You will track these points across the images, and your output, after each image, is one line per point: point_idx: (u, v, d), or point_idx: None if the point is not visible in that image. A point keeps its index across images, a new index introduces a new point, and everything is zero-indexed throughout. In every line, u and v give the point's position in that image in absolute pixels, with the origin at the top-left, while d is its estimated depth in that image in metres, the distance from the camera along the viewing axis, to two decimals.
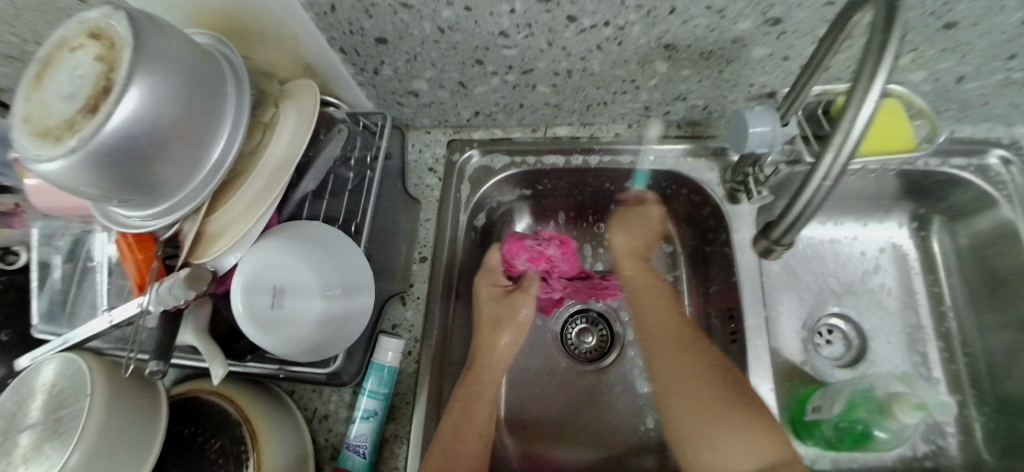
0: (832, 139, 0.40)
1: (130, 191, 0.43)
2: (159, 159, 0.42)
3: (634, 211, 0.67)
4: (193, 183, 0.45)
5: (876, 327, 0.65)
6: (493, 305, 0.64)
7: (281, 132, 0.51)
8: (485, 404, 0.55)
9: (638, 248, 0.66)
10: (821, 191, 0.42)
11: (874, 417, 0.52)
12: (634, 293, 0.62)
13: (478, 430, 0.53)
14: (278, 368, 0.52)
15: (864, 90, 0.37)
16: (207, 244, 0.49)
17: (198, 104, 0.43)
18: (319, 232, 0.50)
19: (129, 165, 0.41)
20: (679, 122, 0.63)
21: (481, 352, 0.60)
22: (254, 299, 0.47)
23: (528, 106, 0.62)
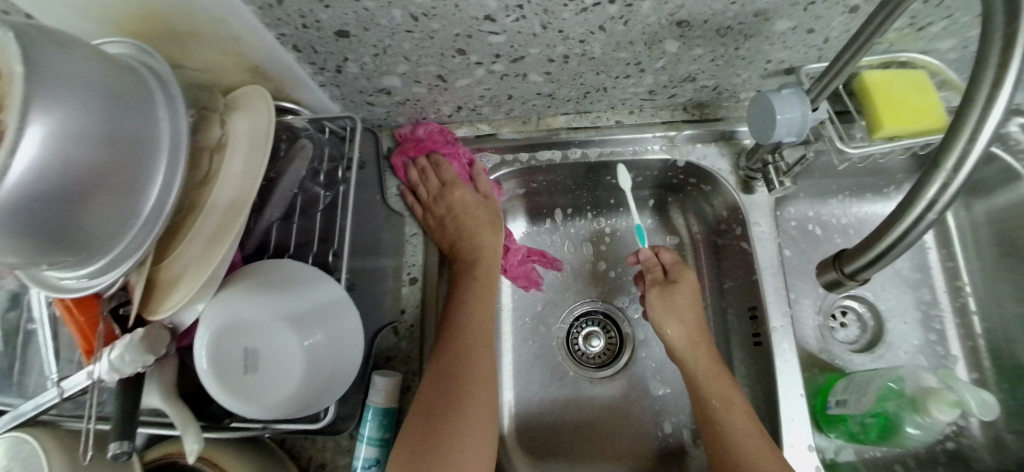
0: (941, 163, 0.33)
1: (52, 250, 0.36)
2: (83, 206, 0.35)
3: (676, 286, 0.56)
4: (131, 229, 0.38)
5: (892, 308, 0.63)
6: (459, 210, 0.57)
7: (232, 158, 0.43)
8: (481, 303, 0.53)
9: (699, 335, 0.53)
10: (923, 225, 0.35)
11: (903, 410, 0.50)
12: (700, 396, 0.50)
13: (480, 330, 0.51)
14: (261, 428, 0.45)
15: (986, 103, 0.31)
16: (159, 299, 0.42)
17: (123, 133, 0.36)
18: (291, 274, 0.43)
19: (47, 219, 0.34)
20: (685, 103, 0.57)
21: (465, 268, 0.56)
22: (225, 364, 0.40)
23: (518, 97, 0.55)
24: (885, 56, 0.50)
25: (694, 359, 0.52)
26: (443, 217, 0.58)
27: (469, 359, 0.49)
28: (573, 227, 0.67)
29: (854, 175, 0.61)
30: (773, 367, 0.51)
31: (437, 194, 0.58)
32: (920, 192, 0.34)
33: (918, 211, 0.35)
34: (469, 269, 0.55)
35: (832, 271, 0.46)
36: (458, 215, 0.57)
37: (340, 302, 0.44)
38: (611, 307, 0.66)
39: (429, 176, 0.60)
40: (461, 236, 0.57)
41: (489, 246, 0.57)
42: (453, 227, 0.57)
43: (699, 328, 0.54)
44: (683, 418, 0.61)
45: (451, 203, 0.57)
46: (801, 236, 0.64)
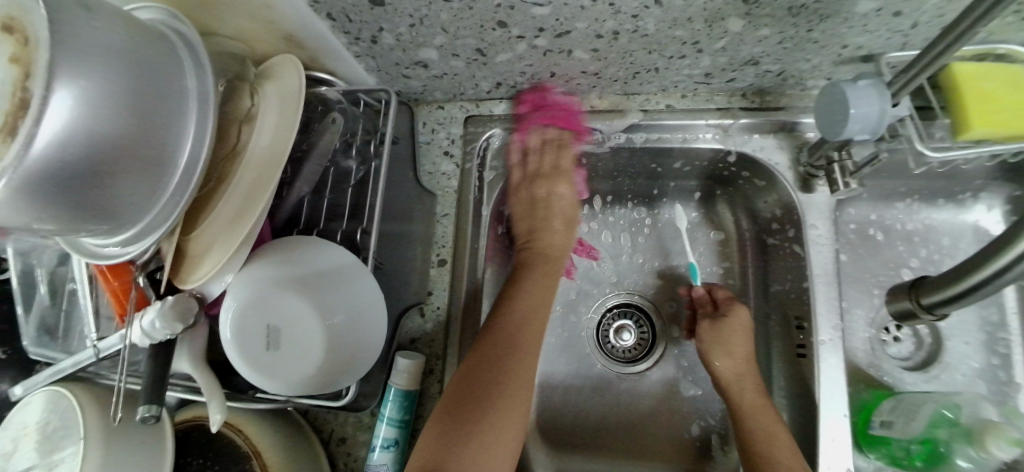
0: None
1: (89, 217, 0.37)
2: (113, 176, 0.35)
3: (728, 319, 0.54)
4: (164, 196, 0.39)
5: (953, 326, 0.60)
6: (552, 198, 0.57)
7: (260, 131, 0.42)
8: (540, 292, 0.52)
9: (748, 369, 0.51)
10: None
11: (956, 441, 0.48)
12: (747, 430, 0.47)
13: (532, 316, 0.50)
14: (285, 400, 0.45)
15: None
16: (189, 267, 0.43)
17: (149, 102, 0.36)
18: (313, 248, 0.42)
19: (74, 189, 0.34)
20: (744, 89, 0.52)
21: (533, 259, 0.55)
22: (248, 339, 0.40)
23: (561, 75, 0.51)
24: (982, 47, 0.45)
25: (740, 393, 0.50)
26: (536, 197, 0.57)
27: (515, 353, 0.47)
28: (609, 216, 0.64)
29: (927, 179, 0.56)
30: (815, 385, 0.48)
31: (542, 171, 0.56)
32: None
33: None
34: (541, 267, 0.54)
35: (906, 301, 0.45)
36: (547, 207, 0.56)
37: (366, 282, 0.43)
38: (646, 302, 0.63)
39: (549, 148, 0.56)
40: (541, 230, 0.56)
41: (562, 247, 0.56)
42: (543, 215, 0.56)
43: (745, 353, 0.53)
44: (711, 421, 0.58)
45: (550, 190, 0.56)
46: (860, 241, 0.59)
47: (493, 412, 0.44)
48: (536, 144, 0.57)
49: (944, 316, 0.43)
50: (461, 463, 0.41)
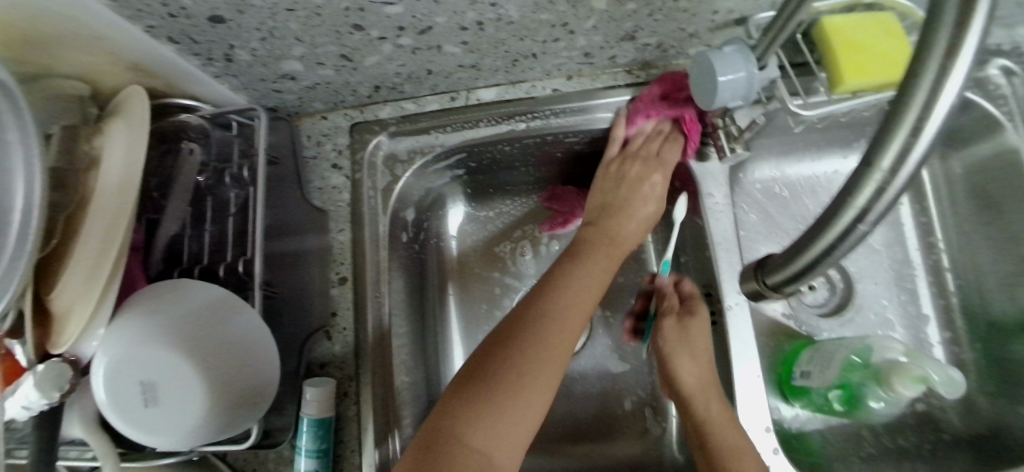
0: (877, 162, 0.26)
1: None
2: None
3: (694, 319, 0.50)
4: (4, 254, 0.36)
5: (862, 269, 0.63)
6: (639, 185, 0.51)
7: (111, 152, 0.40)
8: (581, 287, 0.45)
9: (708, 373, 0.47)
10: (854, 236, 0.30)
11: (868, 383, 0.50)
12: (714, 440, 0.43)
13: (570, 313, 0.43)
14: (188, 451, 0.43)
15: (935, 81, 0.24)
16: (55, 330, 0.39)
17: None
18: (183, 290, 0.40)
19: None
20: (629, 64, 0.51)
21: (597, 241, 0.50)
22: (123, 395, 0.37)
23: (438, 71, 0.49)
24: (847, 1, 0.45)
25: (705, 402, 0.45)
26: (623, 173, 0.52)
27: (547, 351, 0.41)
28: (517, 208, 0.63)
29: (819, 132, 0.57)
30: (728, 349, 0.49)
31: (642, 155, 0.52)
32: (849, 200, 0.28)
33: (848, 220, 0.29)
34: (605, 249, 0.49)
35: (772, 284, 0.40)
36: (630, 188, 0.52)
37: (252, 324, 0.41)
38: None
39: (652, 141, 0.52)
40: (612, 209, 0.52)
41: (631, 237, 0.52)
42: (617, 196, 0.52)
43: (703, 345, 0.48)
44: (643, 395, 0.59)
45: (633, 173, 0.52)
46: (768, 200, 0.60)
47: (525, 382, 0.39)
48: (647, 132, 0.53)
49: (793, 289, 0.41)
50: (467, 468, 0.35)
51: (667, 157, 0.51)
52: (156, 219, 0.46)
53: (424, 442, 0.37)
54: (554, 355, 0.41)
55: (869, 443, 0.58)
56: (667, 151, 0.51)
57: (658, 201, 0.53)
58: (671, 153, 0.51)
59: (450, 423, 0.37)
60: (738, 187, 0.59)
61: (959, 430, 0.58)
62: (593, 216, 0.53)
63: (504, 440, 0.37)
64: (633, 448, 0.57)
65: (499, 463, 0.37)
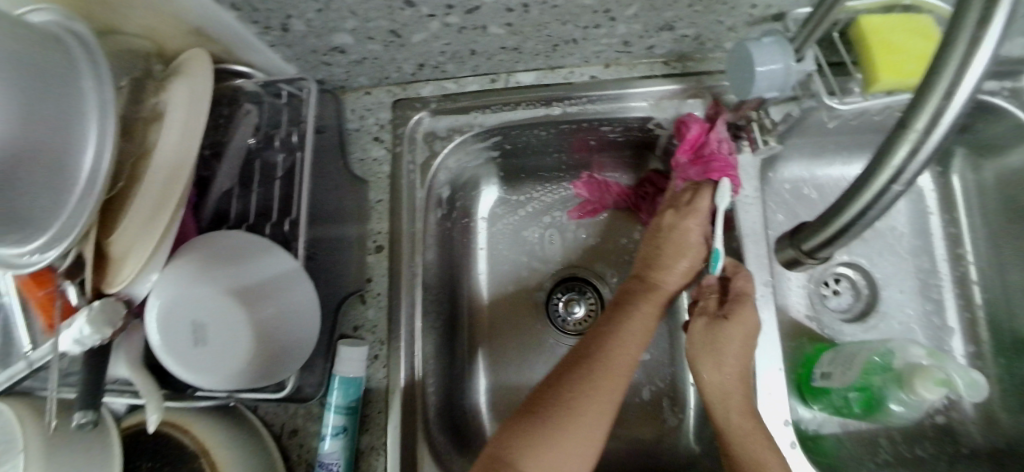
0: (911, 124, 0.28)
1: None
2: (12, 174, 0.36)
3: (727, 323, 0.47)
4: (73, 196, 0.39)
5: (887, 275, 0.63)
6: (682, 237, 0.52)
7: (167, 129, 0.42)
8: (633, 327, 0.49)
9: (740, 387, 0.46)
10: (889, 197, 0.32)
11: (888, 387, 0.50)
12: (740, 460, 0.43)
13: (619, 351, 0.47)
14: (225, 396, 0.46)
15: (962, 67, 0.25)
16: (110, 272, 0.42)
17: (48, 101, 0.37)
18: (233, 243, 0.43)
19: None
20: (666, 55, 0.53)
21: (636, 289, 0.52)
22: (174, 337, 0.40)
23: (481, 52, 0.51)
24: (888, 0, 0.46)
25: (726, 410, 0.45)
26: (660, 226, 0.54)
27: (592, 382, 0.44)
28: (546, 194, 0.64)
29: (853, 134, 0.57)
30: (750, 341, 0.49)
31: (677, 205, 0.54)
32: (884, 160, 0.30)
33: (884, 179, 0.31)
34: (647, 299, 0.51)
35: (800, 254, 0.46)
36: (670, 238, 0.52)
37: (288, 277, 0.44)
38: (593, 273, 0.62)
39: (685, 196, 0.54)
40: (653, 260, 0.53)
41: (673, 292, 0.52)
42: (660, 244, 0.53)
43: (738, 350, 0.47)
44: (661, 385, 0.60)
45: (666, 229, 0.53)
46: (797, 200, 0.60)
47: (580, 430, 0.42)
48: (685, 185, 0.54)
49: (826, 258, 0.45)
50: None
51: (698, 204, 0.52)
52: (208, 177, 0.49)
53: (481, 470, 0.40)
54: (601, 386, 0.44)
55: (885, 450, 0.58)
56: (698, 200, 0.52)
57: (703, 255, 0.52)
58: (702, 204, 0.52)
59: (506, 451, 0.41)
60: (766, 185, 0.60)
61: (978, 443, 0.57)
62: (638, 268, 0.54)
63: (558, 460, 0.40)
64: (647, 435, 0.58)
65: None
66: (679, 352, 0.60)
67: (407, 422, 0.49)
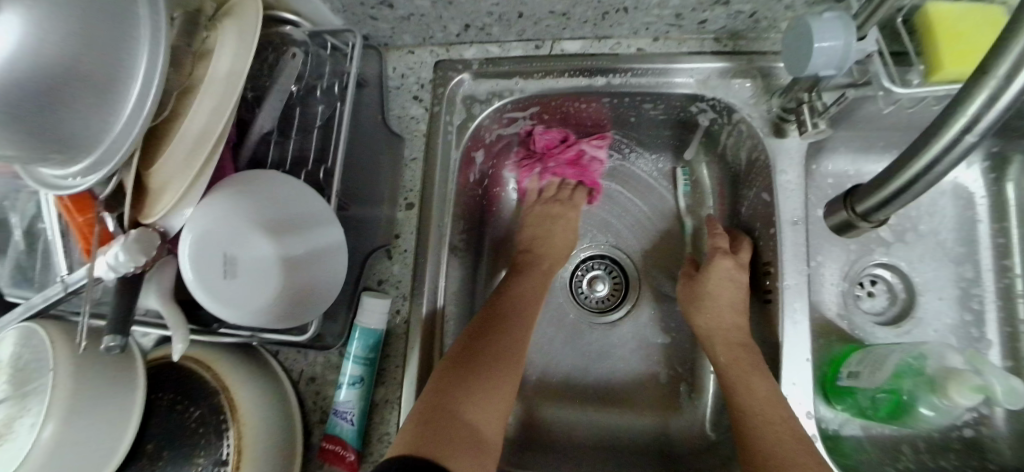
0: (989, 72, 0.29)
1: (54, 135, 0.38)
2: (60, 99, 0.36)
3: (705, 276, 0.54)
4: (118, 124, 0.39)
5: (927, 281, 0.60)
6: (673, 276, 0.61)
7: (218, 58, 0.42)
8: (530, 287, 0.55)
9: (729, 318, 0.51)
10: (960, 148, 0.32)
11: (919, 390, 0.48)
12: (726, 384, 0.48)
13: (524, 307, 0.53)
14: (250, 334, 0.47)
15: None
16: (148, 203, 0.43)
17: (101, 35, 0.37)
18: (274, 185, 0.42)
19: (34, 113, 0.36)
20: (718, 32, 0.51)
21: (535, 264, 0.58)
22: (204, 266, 0.39)
23: (529, 15, 0.50)
24: None
25: (714, 347, 0.51)
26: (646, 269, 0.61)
27: (506, 332, 0.50)
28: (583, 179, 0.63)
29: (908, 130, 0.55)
30: (779, 329, 0.48)
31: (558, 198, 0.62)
32: (962, 108, 0.31)
33: (956, 131, 0.31)
34: (538, 269, 0.57)
35: (842, 215, 0.51)
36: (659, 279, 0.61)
37: (324, 226, 0.43)
38: (621, 253, 0.62)
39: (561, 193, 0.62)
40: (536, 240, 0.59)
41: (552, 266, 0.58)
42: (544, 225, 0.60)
43: (727, 295, 0.52)
44: (680, 371, 0.58)
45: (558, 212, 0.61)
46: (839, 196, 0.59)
47: (496, 378, 0.47)
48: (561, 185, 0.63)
49: (878, 223, 0.48)
50: (455, 413, 0.43)
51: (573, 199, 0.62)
52: (249, 120, 0.49)
53: (423, 417, 0.42)
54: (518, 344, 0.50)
55: (906, 458, 0.56)
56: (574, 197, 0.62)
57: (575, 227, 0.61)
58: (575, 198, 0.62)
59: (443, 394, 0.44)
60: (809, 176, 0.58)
61: (1006, 461, 0.55)
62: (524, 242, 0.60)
63: (486, 407, 0.45)
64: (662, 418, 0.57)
65: (481, 428, 0.44)
66: None
67: (424, 378, 0.49)
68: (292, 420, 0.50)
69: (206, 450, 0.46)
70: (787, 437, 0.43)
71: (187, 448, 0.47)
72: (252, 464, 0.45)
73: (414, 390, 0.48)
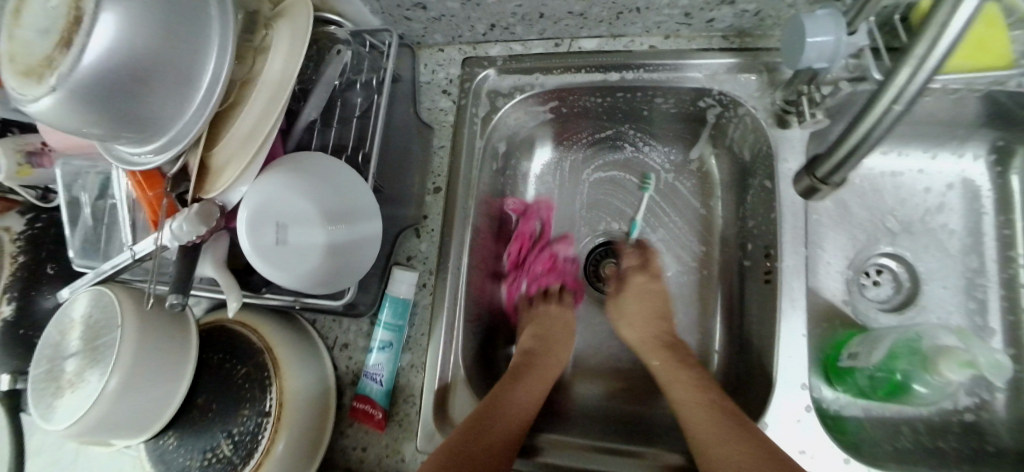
0: (913, 46, 0.33)
1: (125, 121, 0.44)
2: (142, 89, 0.42)
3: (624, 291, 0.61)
4: (181, 121, 0.45)
5: (932, 270, 0.62)
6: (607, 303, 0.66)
7: (272, 63, 0.48)
8: (536, 378, 0.55)
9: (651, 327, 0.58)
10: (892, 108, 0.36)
11: (914, 369, 0.51)
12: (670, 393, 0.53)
13: (529, 398, 0.52)
14: (293, 299, 0.52)
15: None
16: (210, 179, 0.49)
17: (180, 35, 0.42)
18: (327, 167, 0.47)
19: (119, 101, 0.42)
20: (725, 30, 0.55)
21: (537, 363, 0.56)
22: (259, 230, 0.45)
23: (549, 15, 0.54)
24: None
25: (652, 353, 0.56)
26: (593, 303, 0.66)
27: (512, 414, 0.50)
28: (597, 176, 0.67)
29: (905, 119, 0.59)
30: (779, 305, 0.51)
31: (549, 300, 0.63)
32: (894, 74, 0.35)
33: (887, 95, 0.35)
34: (546, 364, 0.56)
35: (807, 179, 0.50)
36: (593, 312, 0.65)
37: (368, 212, 0.49)
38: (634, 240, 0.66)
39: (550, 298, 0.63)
40: (543, 335, 0.59)
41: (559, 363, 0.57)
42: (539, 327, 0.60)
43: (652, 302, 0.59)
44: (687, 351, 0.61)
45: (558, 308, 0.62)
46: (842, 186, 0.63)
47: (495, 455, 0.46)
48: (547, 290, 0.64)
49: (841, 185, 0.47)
50: None
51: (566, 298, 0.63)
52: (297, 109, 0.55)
53: None
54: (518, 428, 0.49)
55: (906, 439, 0.58)
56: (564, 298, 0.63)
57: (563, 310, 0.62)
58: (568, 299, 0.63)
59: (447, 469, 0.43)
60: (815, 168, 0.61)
61: (1006, 446, 0.57)
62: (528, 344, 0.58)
63: None
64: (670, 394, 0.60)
65: None
66: (711, 323, 0.62)
67: (448, 346, 0.54)
68: (326, 381, 0.55)
69: (251, 404, 0.51)
70: (722, 415, 0.47)
71: (235, 401, 0.52)
72: (293, 418, 0.51)
73: (439, 356, 0.53)
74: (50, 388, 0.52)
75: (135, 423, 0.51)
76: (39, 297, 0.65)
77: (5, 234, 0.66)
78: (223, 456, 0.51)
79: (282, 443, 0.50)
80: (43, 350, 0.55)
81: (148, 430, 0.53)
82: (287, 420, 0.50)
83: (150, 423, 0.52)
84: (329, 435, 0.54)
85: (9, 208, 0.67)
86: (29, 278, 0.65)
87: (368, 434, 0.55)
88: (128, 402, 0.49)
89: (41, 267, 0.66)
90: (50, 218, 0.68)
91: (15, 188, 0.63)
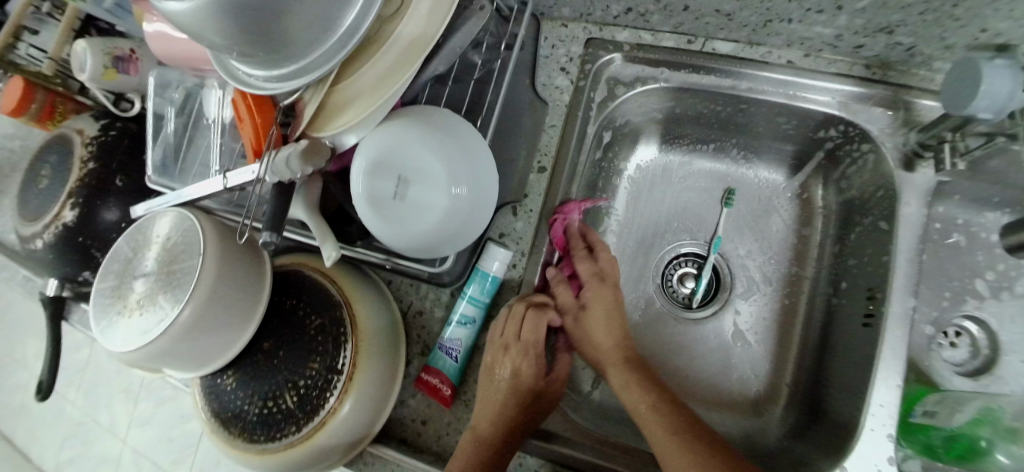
0: None
1: (251, 45, 0.40)
2: (283, 21, 0.38)
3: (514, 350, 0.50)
4: (308, 57, 0.42)
5: (1015, 342, 0.57)
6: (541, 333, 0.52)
7: (405, 26, 0.43)
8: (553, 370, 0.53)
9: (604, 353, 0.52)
10: None
11: (999, 438, 0.49)
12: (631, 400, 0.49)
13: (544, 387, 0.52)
14: (387, 258, 0.52)
15: None
16: (325, 119, 0.46)
17: None
18: (461, 128, 0.45)
19: (256, 25, 0.38)
20: (869, 59, 0.52)
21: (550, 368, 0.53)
22: (380, 179, 0.43)
23: (694, 10, 0.51)
24: None
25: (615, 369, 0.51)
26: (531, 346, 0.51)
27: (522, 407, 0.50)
28: (691, 183, 0.66)
29: None
30: (877, 351, 0.49)
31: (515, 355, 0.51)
32: None
33: None
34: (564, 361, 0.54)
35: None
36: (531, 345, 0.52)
37: (490, 182, 0.46)
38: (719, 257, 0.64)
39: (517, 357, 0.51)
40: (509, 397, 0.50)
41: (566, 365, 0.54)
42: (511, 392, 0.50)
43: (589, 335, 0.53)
44: (754, 379, 0.60)
45: (517, 368, 0.50)
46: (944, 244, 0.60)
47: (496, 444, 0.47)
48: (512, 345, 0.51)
49: None
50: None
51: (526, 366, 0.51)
52: None
53: None
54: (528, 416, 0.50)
55: None
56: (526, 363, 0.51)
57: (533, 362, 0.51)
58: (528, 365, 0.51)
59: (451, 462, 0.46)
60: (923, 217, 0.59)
61: None
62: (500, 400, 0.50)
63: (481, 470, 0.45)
64: (732, 417, 0.59)
65: None
66: (786, 353, 0.60)
67: None
68: (398, 349, 0.54)
69: (323, 359, 0.49)
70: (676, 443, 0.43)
71: (305, 352, 0.50)
72: (365, 381, 0.49)
73: None
74: (113, 307, 0.49)
75: (196, 359, 0.48)
76: (102, 208, 0.61)
77: (78, 136, 0.63)
78: (285, 407, 0.49)
79: (350, 404, 0.49)
80: (109, 265, 0.52)
81: (205, 368, 0.50)
82: (360, 383, 0.49)
83: (209, 362, 0.49)
84: (390, 403, 0.53)
85: (78, 110, 0.70)
86: (96, 186, 0.61)
87: (431, 406, 0.53)
88: (198, 338, 0.47)
89: (110, 178, 0.62)
90: (123, 127, 0.65)
91: (97, 90, 0.60)
